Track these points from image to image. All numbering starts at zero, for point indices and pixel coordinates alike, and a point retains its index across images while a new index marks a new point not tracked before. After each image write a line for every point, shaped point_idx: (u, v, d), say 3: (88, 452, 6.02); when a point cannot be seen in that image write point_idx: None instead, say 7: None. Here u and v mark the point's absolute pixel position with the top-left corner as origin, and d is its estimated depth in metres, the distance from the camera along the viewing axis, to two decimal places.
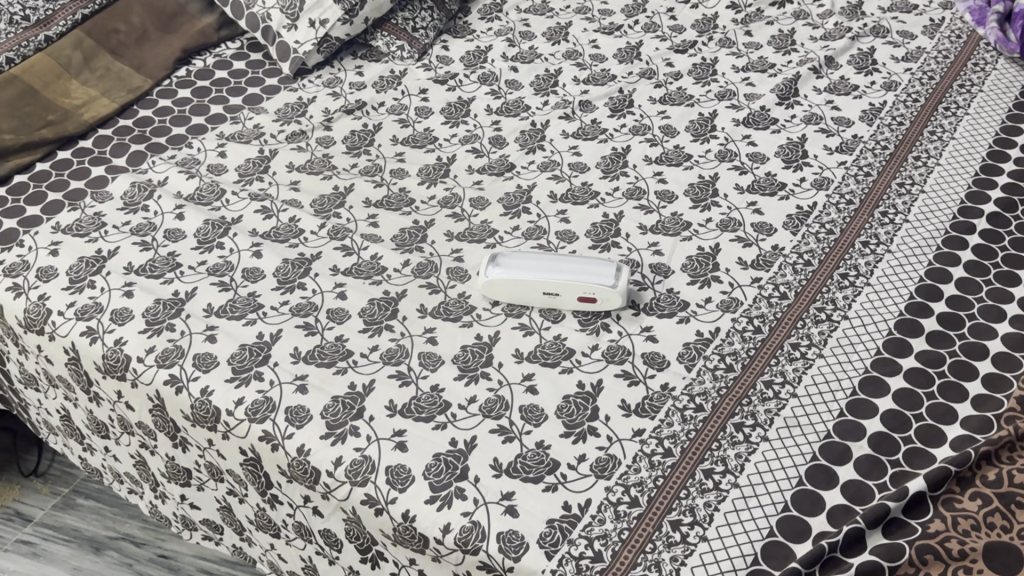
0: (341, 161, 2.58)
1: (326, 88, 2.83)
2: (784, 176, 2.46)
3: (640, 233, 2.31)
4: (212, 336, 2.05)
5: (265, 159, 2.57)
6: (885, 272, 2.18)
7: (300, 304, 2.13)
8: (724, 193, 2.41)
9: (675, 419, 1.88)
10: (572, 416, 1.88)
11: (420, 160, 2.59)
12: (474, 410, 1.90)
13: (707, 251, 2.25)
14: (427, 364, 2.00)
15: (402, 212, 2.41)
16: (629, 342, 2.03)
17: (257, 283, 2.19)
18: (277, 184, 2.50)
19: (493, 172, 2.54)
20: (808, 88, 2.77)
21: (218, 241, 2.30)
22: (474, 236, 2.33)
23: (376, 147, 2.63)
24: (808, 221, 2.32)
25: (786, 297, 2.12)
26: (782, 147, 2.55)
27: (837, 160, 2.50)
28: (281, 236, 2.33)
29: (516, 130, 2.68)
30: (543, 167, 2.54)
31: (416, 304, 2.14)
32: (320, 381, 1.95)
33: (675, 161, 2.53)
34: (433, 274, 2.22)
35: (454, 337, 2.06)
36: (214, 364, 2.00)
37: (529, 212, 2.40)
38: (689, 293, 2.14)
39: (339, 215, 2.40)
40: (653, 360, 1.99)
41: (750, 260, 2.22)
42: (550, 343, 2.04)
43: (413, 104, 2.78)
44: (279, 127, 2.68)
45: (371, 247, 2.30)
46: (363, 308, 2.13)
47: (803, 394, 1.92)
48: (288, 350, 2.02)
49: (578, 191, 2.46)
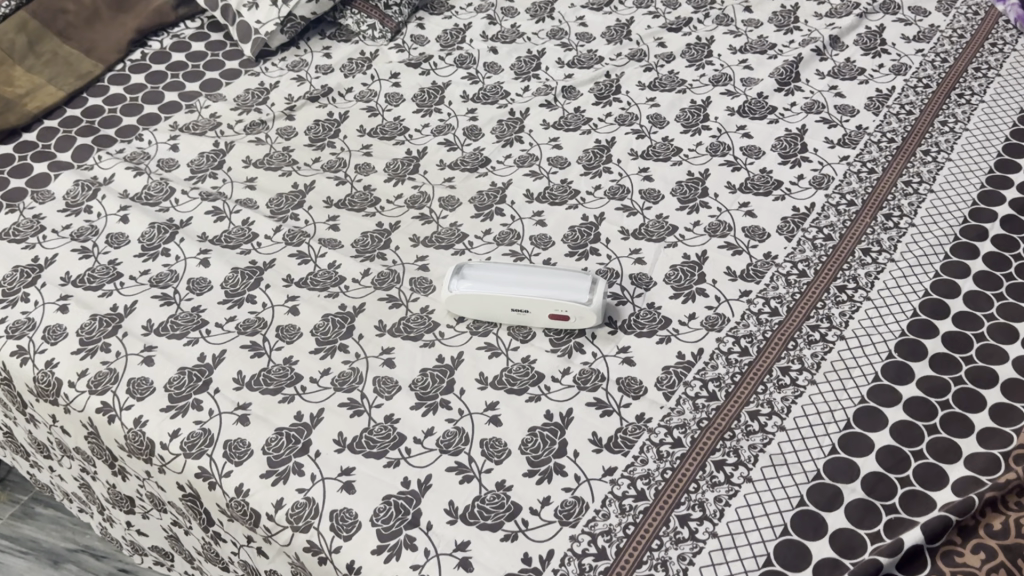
0: (302, 156, 2.39)
1: (291, 73, 2.64)
2: (780, 173, 2.26)
3: (621, 239, 2.13)
4: (149, 358, 1.89)
5: (220, 153, 2.39)
6: (887, 284, 1.98)
7: (248, 321, 1.97)
8: (714, 192, 2.22)
9: (649, 456, 1.70)
10: (537, 452, 1.72)
11: (387, 153, 2.40)
12: (431, 444, 1.74)
13: (693, 259, 2.06)
14: (382, 391, 1.83)
15: (365, 213, 2.23)
16: (604, 366, 1.86)
17: (203, 295, 2.03)
18: (232, 181, 2.32)
19: (465, 168, 2.35)
20: (810, 71, 2.55)
21: (164, 247, 2.13)
22: (441, 241, 2.15)
23: (342, 139, 2.44)
24: (805, 225, 2.12)
25: (777, 313, 1.93)
26: (779, 140, 2.35)
27: (839, 154, 2.30)
28: (232, 241, 2.16)
29: (492, 119, 2.48)
30: (520, 162, 2.35)
31: (374, 321, 1.97)
32: (263, 411, 1.79)
33: (663, 156, 2.33)
34: (394, 286, 2.05)
35: (413, 359, 1.89)
36: (149, 391, 1.84)
37: (502, 213, 2.22)
38: (672, 308, 1.96)
39: (297, 216, 2.22)
40: (628, 386, 1.82)
41: (740, 270, 2.03)
42: (517, 367, 1.87)
43: (384, 90, 2.59)
44: (237, 117, 2.50)
45: (330, 253, 2.12)
46: (316, 324, 1.96)
47: (792, 426, 1.74)
48: (230, 374, 1.86)
49: (557, 190, 2.27)
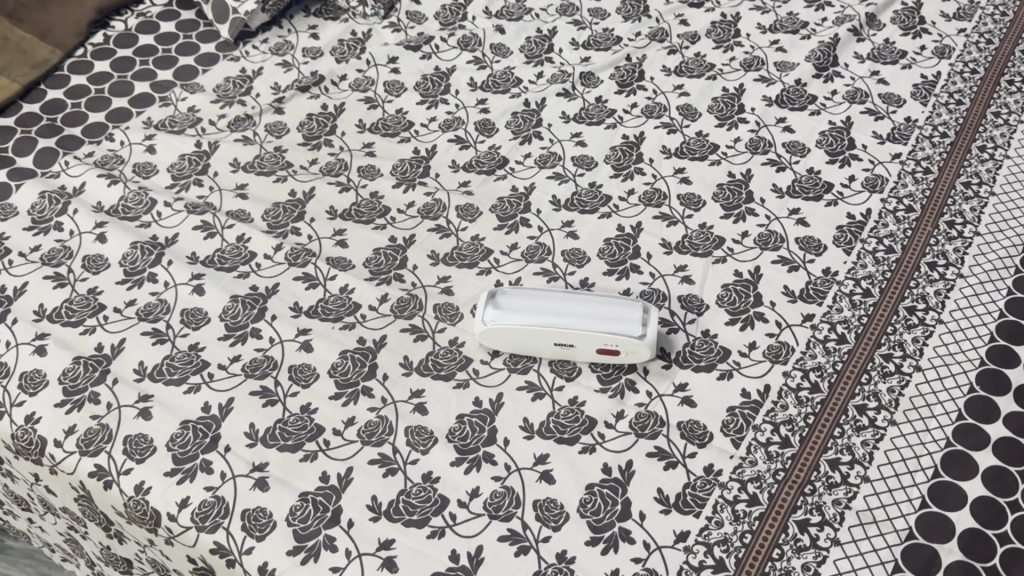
0: (297, 157, 2.14)
1: (276, 57, 2.36)
2: (829, 174, 2.07)
3: (663, 253, 1.93)
4: (146, 410, 1.66)
5: (204, 155, 2.13)
6: (959, 304, 1.82)
7: (254, 360, 1.74)
8: (760, 197, 2.02)
9: (725, 517, 1.53)
10: (598, 515, 1.53)
11: (393, 154, 2.16)
12: (478, 508, 1.54)
13: (746, 277, 1.87)
14: (416, 444, 1.62)
15: (375, 226, 2.00)
16: (661, 408, 1.67)
17: (200, 330, 1.79)
18: (220, 188, 2.06)
19: (481, 170, 2.12)
20: (848, 54, 2.35)
21: (150, 272, 1.89)
22: (463, 259, 1.93)
23: (340, 136, 2.19)
24: (863, 235, 1.94)
25: (844, 342, 1.76)
26: (824, 135, 2.15)
27: (890, 151, 2.11)
28: (227, 261, 1.92)
29: (506, 112, 2.25)
30: (541, 162, 2.13)
31: (399, 358, 1.75)
32: (282, 473, 1.58)
33: (699, 153, 2.13)
34: (416, 314, 1.83)
35: (448, 404, 1.68)
36: (150, 451, 1.61)
37: (528, 223, 2.00)
38: (729, 337, 1.77)
39: (299, 230, 1.98)
40: (692, 433, 1.64)
41: (799, 290, 1.85)
42: (565, 411, 1.67)
43: (381, 77, 2.33)
44: (219, 111, 2.23)
45: (340, 276, 1.89)
46: (334, 363, 1.74)
47: (877, 477, 1.57)
48: (241, 429, 1.63)
49: (586, 195, 2.05)
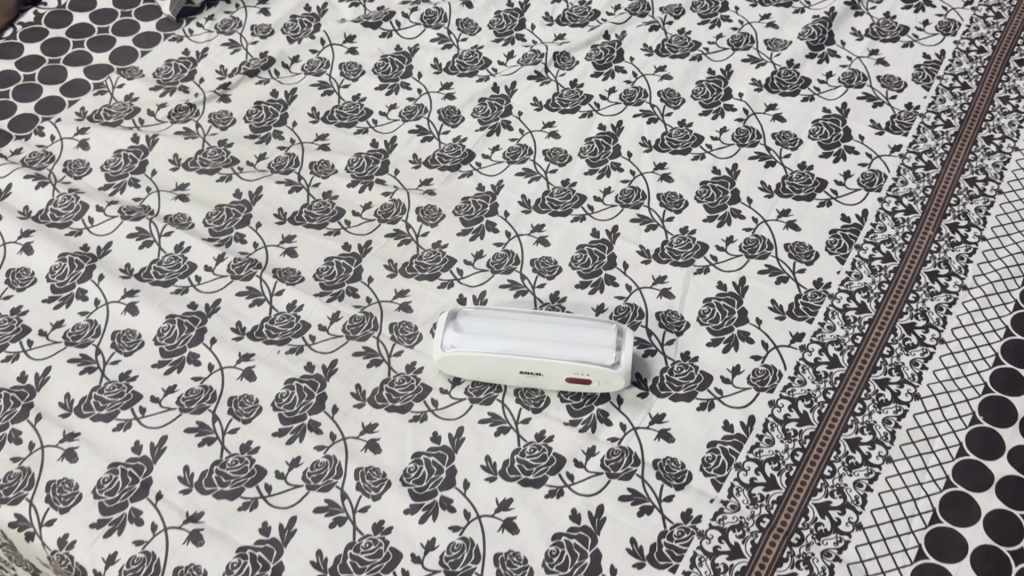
0: (243, 152, 1.96)
1: (222, 35, 2.17)
2: (823, 169, 1.90)
3: (641, 263, 1.77)
4: (71, 452, 1.52)
5: (141, 151, 1.95)
6: (961, 321, 1.67)
7: (191, 392, 1.59)
8: (746, 197, 1.86)
9: (703, 571, 1.40)
10: (565, 570, 1.40)
11: (349, 147, 1.98)
12: (433, 563, 1.40)
13: (730, 290, 1.72)
14: (367, 488, 1.48)
15: (327, 231, 1.83)
16: (636, 443, 1.53)
17: (133, 356, 1.64)
18: (158, 189, 1.89)
19: (444, 165, 1.95)
20: (845, 30, 2.16)
21: (79, 288, 1.73)
22: (423, 269, 1.77)
23: (290, 127, 2.01)
24: (859, 240, 1.78)
25: (837, 365, 1.61)
26: (817, 124, 1.98)
27: (889, 143, 1.94)
28: (164, 275, 1.75)
29: (473, 98, 2.07)
30: (510, 155, 1.96)
31: (350, 386, 1.60)
32: (220, 524, 1.44)
33: (682, 146, 1.95)
34: (370, 334, 1.67)
35: (403, 441, 1.54)
36: (75, 499, 1.47)
37: (495, 228, 1.83)
38: (710, 360, 1.62)
39: (243, 238, 1.81)
40: (668, 473, 1.50)
41: (787, 305, 1.69)
42: (531, 448, 1.53)
43: (337, 59, 2.14)
44: (158, 99, 2.05)
45: (287, 290, 1.73)
46: (279, 394, 1.59)
47: (870, 523, 1.44)
48: (175, 473, 1.49)
49: (558, 195, 1.88)
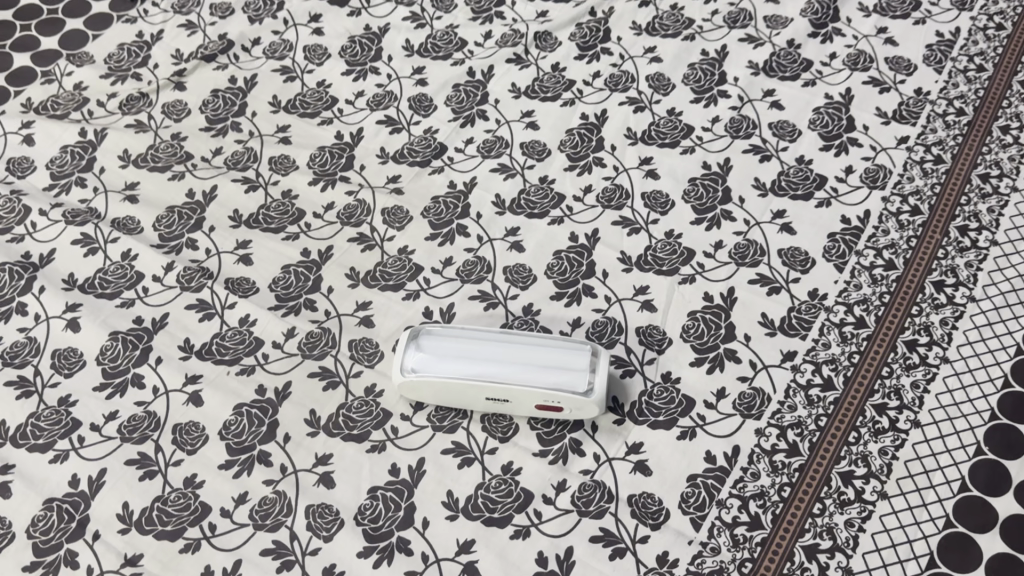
0: (198, 147, 1.83)
1: (179, 15, 2.03)
2: (822, 165, 1.75)
3: (622, 271, 1.63)
4: (4, 486, 1.42)
5: (89, 147, 1.82)
6: (968, 337, 1.53)
7: (133, 419, 1.48)
8: (739, 196, 1.72)
9: None
10: None
11: (312, 140, 1.85)
12: None
13: (718, 302, 1.59)
14: (318, 528, 1.37)
15: (286, 235, 1.71)
16: (610, 476, 1.42)
17: (73, 378, 1.53)
18: (105, 189, 1.77)
19: (414, 160, 1.81)
20: (850, 5, 2.00)
21: (18, 302, 1.61)
22: (387, 278, 1.64)
23: (250, 118, 1.88)
24: (859, 246, 1.64)
25: (831, 388, 1.49)
26: (818, 112, 1.83)
27: (895, 134, 1.79)
28: (110, 285, 1.64)
29: (446, 84, 1.93)
30: (484, 149, 1.82)
31: (304, 412, 1.49)
32: (159, 569, 1.34)
33: (670, 138, 1.81)
34: (328, 352, 1.55)
35: (359, 473, 1.43)
36: (6, 539, 1.37)
37: (466, 232, 1.70)
38: (693, 383, 1.50)
39: (195, 243, 1.69)
40: (644, 510, 1.38)
41: (779, 320, 1.56)
42: (496, 482, 1.42)
43: (301, 41, 2.00)
44: (109, 89, 1.91)
45: (239, 303, 1.61)
46: (227, 422, 1.48)
47: (861, 569, 1.33)
48: (114, 510, 1.39)
49: (535, 194, 1.75)
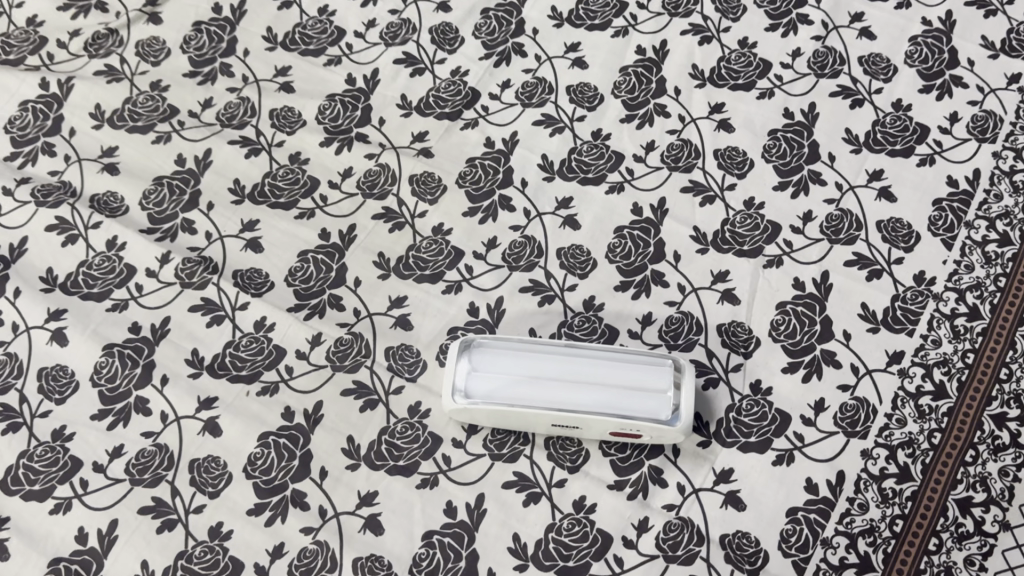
0: (183, 98, 1.54)
1: None
2: (923, 111, 1.50)
3: (696, 252, 1.41)
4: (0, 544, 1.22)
5: (53, 103, 1.53)
6: None
7: (142, 456, 1.27)
8: (828, 153, 1.47)
9: None
10: None
11: (318, 86, 1.56)
12: None
13: (810, 291, 1.37)
14: None
15: (298, 212, 1.45)
16: (698, 512, 1.24)
17: (66, 404, 1.31)
18: (79, 157, 1.49)
19: (442, 111, 1.54)
20: None
21: None
22: (423, 266, 1.41)
23: (242, 58, 1.58)
24: (970, 215, 1.41)
25: (944, 396, 1.29)
26: (915, 42, 1.56)
27: (1005, 70, 1.52)
28: (96, 283, 1.39)
29: (473, 10, 1.63)
30: (524, 95, 1.55)
31: (340, 441, 1.29)
32: None
33: (744, 78, 1.54)
34: (361, 363, 1.33)
35: (411, 514, 1.24)
36: None
37: (510, 205, 1.45)
38: (787, 394, 1.30)
39: (192, 225, 1.44)
40: (739, 553, 1.21)
41: (882, 313, 1.35)
42: (568, 523, 1.24)
43: None
44: (70, 25, 1.61)
45: (252, 304, 1.37)
46: (253, 456, 1.27)
47: None
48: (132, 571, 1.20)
49: (588, 153, 1.49)
